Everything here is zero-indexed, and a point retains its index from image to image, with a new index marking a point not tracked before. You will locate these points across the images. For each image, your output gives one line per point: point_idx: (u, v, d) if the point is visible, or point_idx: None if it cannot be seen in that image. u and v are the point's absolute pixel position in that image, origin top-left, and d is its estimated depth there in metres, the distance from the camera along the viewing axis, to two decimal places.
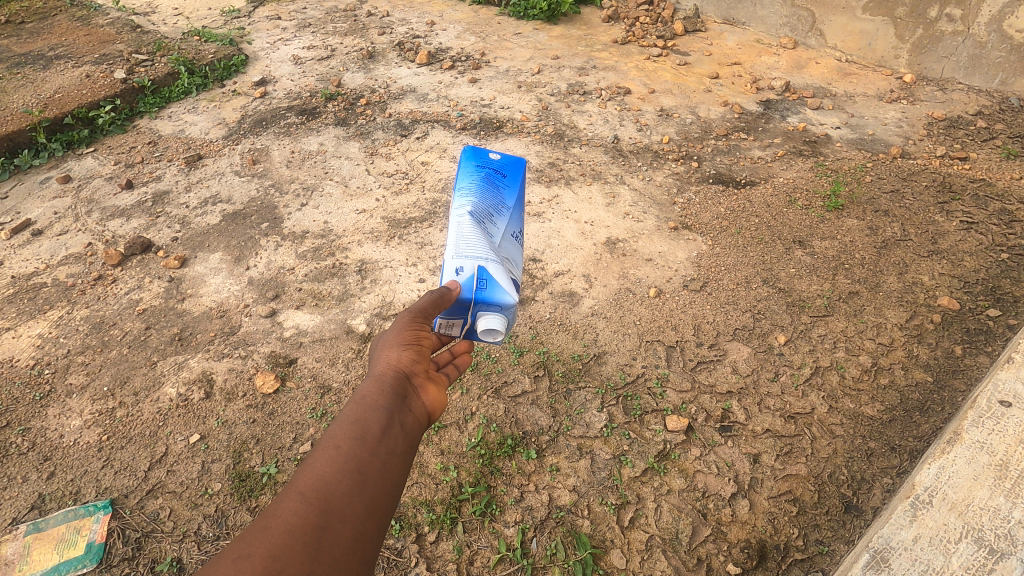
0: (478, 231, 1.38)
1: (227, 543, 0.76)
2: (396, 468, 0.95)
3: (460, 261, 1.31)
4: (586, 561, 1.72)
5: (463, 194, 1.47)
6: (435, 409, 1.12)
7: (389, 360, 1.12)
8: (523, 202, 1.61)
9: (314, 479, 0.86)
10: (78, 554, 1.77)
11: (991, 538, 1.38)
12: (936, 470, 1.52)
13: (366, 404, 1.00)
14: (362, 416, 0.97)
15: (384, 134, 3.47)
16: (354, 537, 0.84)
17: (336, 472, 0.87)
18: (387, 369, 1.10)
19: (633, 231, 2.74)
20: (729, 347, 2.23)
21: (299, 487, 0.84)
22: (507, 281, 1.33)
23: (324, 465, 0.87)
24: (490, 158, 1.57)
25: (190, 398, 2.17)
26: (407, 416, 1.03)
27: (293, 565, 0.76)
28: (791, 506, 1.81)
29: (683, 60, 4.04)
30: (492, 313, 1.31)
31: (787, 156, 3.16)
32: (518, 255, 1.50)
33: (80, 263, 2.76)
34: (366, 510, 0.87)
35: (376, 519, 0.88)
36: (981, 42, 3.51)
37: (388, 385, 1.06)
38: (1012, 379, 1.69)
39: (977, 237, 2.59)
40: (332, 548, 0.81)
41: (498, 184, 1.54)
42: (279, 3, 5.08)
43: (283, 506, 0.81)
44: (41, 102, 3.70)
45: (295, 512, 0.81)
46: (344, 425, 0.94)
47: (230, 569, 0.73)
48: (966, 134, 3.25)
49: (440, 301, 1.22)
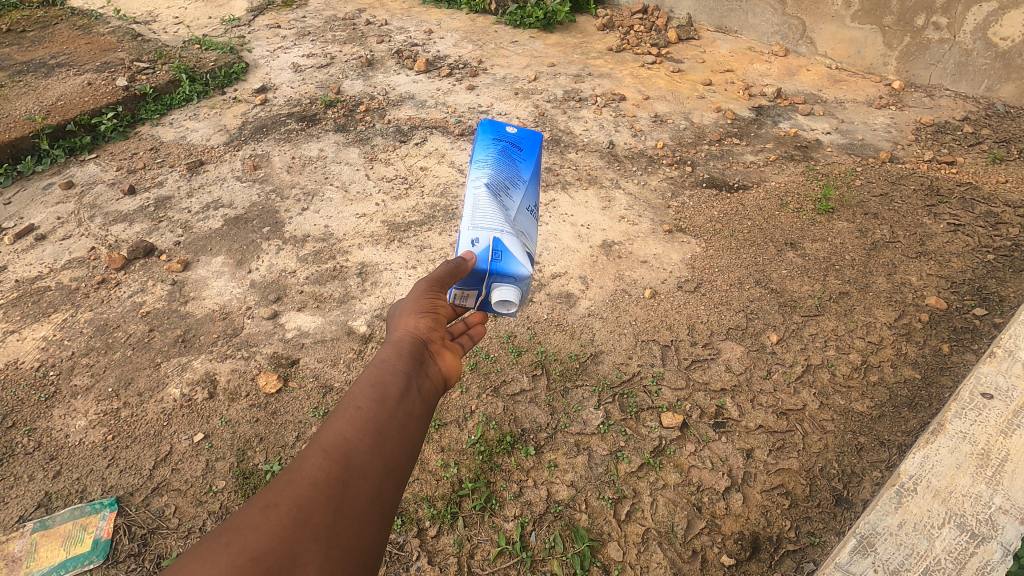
0: (494, 204, 1.48)
1: (254, 495, 0.81)
2: (413, 430, 1.00)
3: (476, 232, 1.41)
4: (584, 553, 1.76)
5: (481, 167, 1.57)
6: (450, 376, 1.18)
7: (406, 327, 1.18)
8: (536, 178, 1.70)
9: (336, 437, 0.91)
10: (84, 550, 1.80)
11: (973, 523, 1.49)
12: (920, 459, 1.62)
13: (384, 369, 1.05)
14: (381, 379, 1.03)
15: (383, 140, 3.52)
16: (374, 492, 0.89)
17: (356, 431, 0.93)
18: (404, 337, 1.16)
19: (628, 234, 2.80)
20: (722, 347, 2.28)
21: (322, 444, 0.89)
22: (522, 253, 1.43)
23: (346, 424, 0.93)
24: (507, 133, 1.67)
25: (194, 398, 2.21)
26: (424, 380, 1.09)
27: (317, 515, 0.81)
28: (783, 499, 1.86)
29: (676, 67, 4.11)
30: (506, 284, 1.41)
31: (778, 160, 3.23)
32: (532, 228, 1.59)
33: (84, 267, 2.80)
34: (385, 468, 0.92)
35: (395, 476, 0.93)
36: (966, 50, 3.59)
37: (405, 351, 1.12)
38: (993, 371, 1.77)
39: (964, 239, 2.65)
40: (353, 502, 0.85)
41: (513, 159, 1.64)
42: (279, 12, 5.15)
43: (307, 462, 0.86)
44: (44, 109, 3.75)
45: (318, 467, 0.86)
46: (364, 388, 1.00)
47: (259, 516, 0.78)
48: (953, 139, 3.33)
49: (456, 271, 1.32)
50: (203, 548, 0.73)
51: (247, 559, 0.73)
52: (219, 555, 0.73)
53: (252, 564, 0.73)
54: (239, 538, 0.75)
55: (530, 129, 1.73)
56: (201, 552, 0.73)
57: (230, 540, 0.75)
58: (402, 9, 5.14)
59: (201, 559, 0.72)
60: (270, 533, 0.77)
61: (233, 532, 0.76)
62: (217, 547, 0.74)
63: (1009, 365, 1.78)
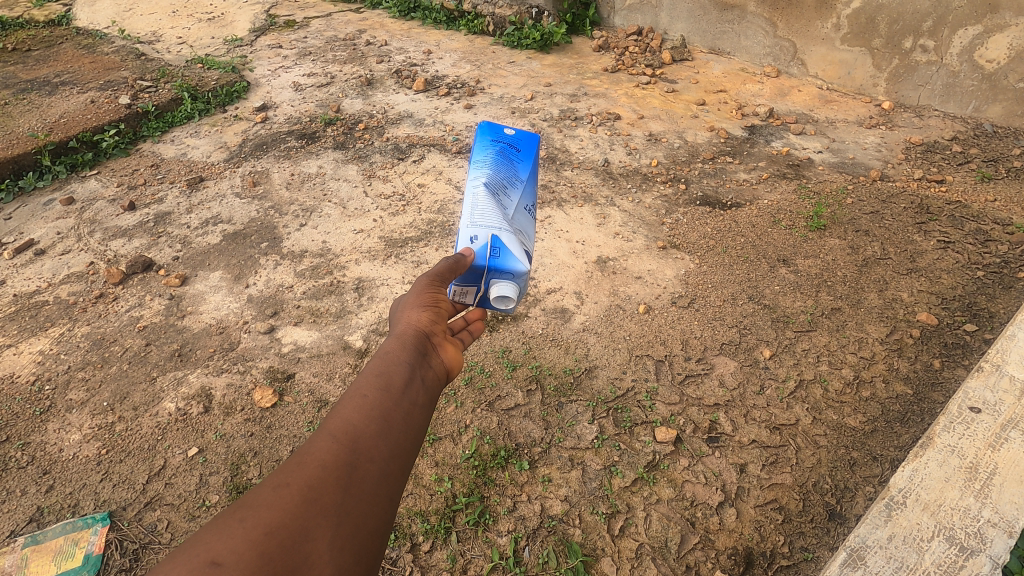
0: (491, 202, 1.51)
1: (267, 476, 0.83)
2: (419, 415, 1.02)
3: (474, 229, 1.44)
4: (578, 568, 1.76)
5: (480, 167, 1.60)
6: (453, 367, 1.20)
7: (409, 321, 1.21)
8: (534, 178, 1.73)
9: (344, 423, 0.92)
10: (76, 565, 1.79)
11: (962, 536, 1.50)
12: (910, 473, 1.64)
13: (389, 360, 1.07)
14: (386, 369, 1.05)
15: (382, 157, 3.57)
16: (382, 473, 0.90)
17: (363, 417, 0.94)
18: (407, 329, 1.18)
19: (623, 250, 2.83)
20: (716, 362, 2.29)
21: (330, 429, 0.91)
22: (519, 251, 1.46)
23: (354, 410, 0.95)
24: (505, 134, 1.70)
25: (189, 412, 2.21)
26: (428, 371, 1.11)
27: (326, 494, 0.83)
28: (776, 514, 1.86)
29: (671, 88, 4.19)
30: (504, 280, 1.44)
31: (771, 178, 3.28)
32: (530, 227, 1.62)
33: (82, 281, 2.82)
34: (392, 452, 0.93)
35: (402, 460, 0.94)
36: (954, 71, 3.66)
37: (408, 343, 1.13)
38: (981, 386, 1.80)
39: (954, 256, 2.69)
40: (362, 483, 0.87)
41: (511, 160, 1.67)
42: (280, 33, 5.24)
43: (316, 445, 0.88)
44: (47, 126, 3.80)
45: (327, 449, 0.88)
46: (369, 378, 1.02)
47: (270, 496, 0.80)
48: (942, 158, 3.38)
49: (455, 267, 1.35)
50: (220, 523, 0.76)
51: (261, 535, 0.76)
52: (234, 530, 0.75)
53: (265, 539, 0.76)
54: (253, 514, 0.77)
55: (528, 131, 1.76)
56: (218, 528, 0.76)
57: (244, 517, 0.77)
58: (402, 30, 5.24)
59: (217, 534, 0.75)
60: (282, 510, 0.79)
61: (246, 509, 0.78)
62: (232, 523, 0.76)
63: (996, 379, 1.82)
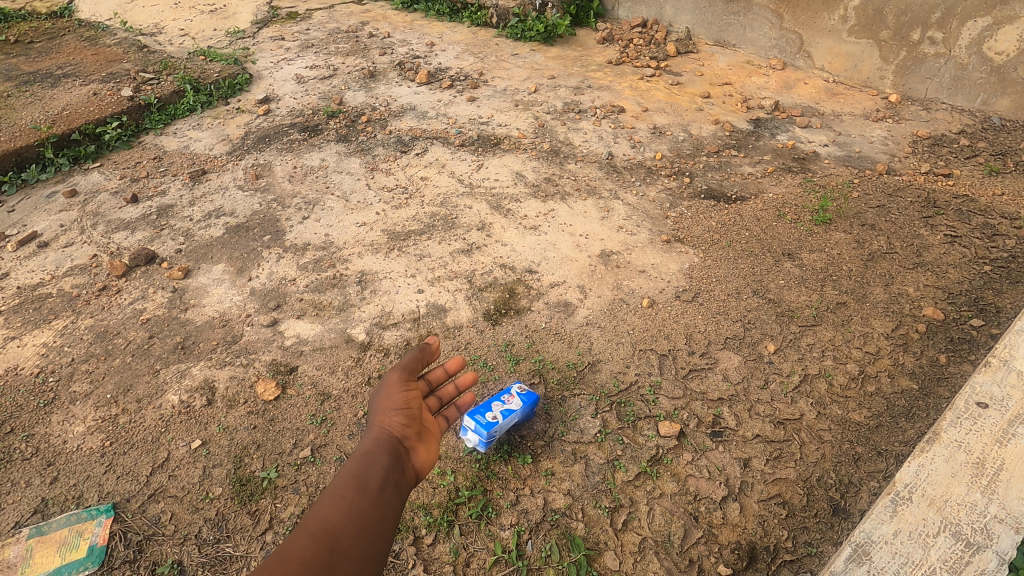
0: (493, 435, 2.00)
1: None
2: (392, 516, 1.17)
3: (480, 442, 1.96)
4: (580, 562, 1.76)
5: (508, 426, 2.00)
6: (425, 470, 1.34)
7: (387, 422, 1.35)
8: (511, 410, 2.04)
9: (322, 524, 1.09)
10: (79, 556, 1.80)
11: (968, 532, 1.50)
12: (915, 468, 1.64)
13: (365, 465, 1.23)
14: (362, 474, 1.21)
15: (384, 150, 3.56)
16: (356, 571, 1.05)
17: (340, 520, 1.10)
18: (384, 431, 1.33)
19: (626, 244, 2.82)
20: (720, 356, 2.28)
21: (309, 530, 1.07)
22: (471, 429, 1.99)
23: (332, 512, 1.11)
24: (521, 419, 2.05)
25: (192, 405, 2.21)
26: (402, 475, 1.27)
27: None
28: (780, 509, 1.86)
29: (675, 80, 4.16)
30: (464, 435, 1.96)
31: (776, 172, 3.26)
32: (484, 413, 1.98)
33: (85, 274, 2.81)
34: (365, 551, 1.09)
35: (374, 557, 1.10)
36: (962, 64, 3.61)
37: (385, 446, 1.29)
38: (989, 381, 1.80)
39: (961, 250, 2.66)
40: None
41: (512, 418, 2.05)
42: (283, 25, 5.22)
43: (297, 546, 1.04)
44: (50, 118, 3.78)
45: (308, 548, 1.04)
46: (345, 484, 1.18)
47: None
48: (949, 152, 3.35)
49: (423, 357, 1.51)
50: None
51: None
52: None
53: None
54: None
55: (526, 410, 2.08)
56: None
57: None
58: (404, 22, 5.21)
59: None
60: None
61: None
62: None
63: (1004, 374, 1.81)
